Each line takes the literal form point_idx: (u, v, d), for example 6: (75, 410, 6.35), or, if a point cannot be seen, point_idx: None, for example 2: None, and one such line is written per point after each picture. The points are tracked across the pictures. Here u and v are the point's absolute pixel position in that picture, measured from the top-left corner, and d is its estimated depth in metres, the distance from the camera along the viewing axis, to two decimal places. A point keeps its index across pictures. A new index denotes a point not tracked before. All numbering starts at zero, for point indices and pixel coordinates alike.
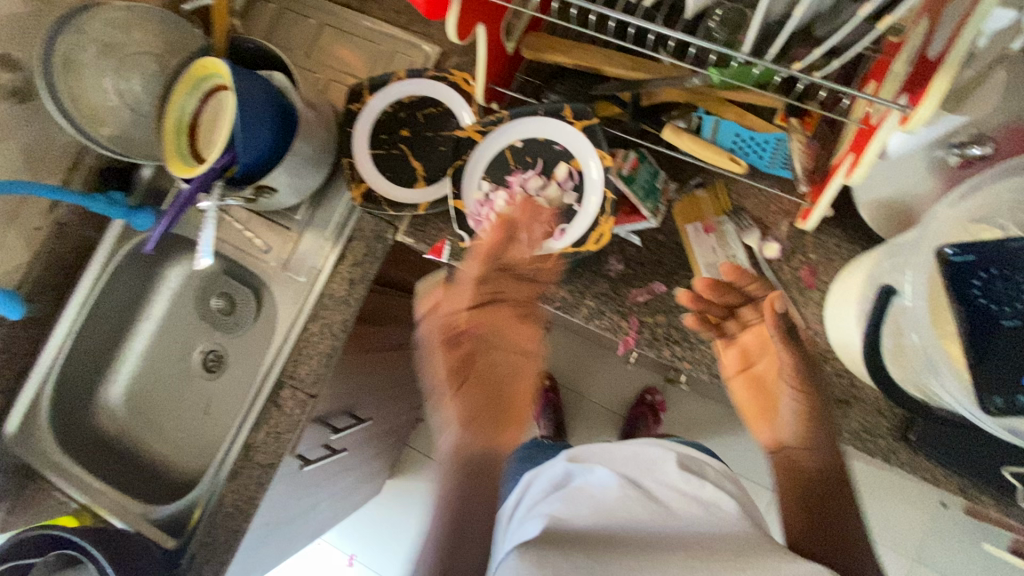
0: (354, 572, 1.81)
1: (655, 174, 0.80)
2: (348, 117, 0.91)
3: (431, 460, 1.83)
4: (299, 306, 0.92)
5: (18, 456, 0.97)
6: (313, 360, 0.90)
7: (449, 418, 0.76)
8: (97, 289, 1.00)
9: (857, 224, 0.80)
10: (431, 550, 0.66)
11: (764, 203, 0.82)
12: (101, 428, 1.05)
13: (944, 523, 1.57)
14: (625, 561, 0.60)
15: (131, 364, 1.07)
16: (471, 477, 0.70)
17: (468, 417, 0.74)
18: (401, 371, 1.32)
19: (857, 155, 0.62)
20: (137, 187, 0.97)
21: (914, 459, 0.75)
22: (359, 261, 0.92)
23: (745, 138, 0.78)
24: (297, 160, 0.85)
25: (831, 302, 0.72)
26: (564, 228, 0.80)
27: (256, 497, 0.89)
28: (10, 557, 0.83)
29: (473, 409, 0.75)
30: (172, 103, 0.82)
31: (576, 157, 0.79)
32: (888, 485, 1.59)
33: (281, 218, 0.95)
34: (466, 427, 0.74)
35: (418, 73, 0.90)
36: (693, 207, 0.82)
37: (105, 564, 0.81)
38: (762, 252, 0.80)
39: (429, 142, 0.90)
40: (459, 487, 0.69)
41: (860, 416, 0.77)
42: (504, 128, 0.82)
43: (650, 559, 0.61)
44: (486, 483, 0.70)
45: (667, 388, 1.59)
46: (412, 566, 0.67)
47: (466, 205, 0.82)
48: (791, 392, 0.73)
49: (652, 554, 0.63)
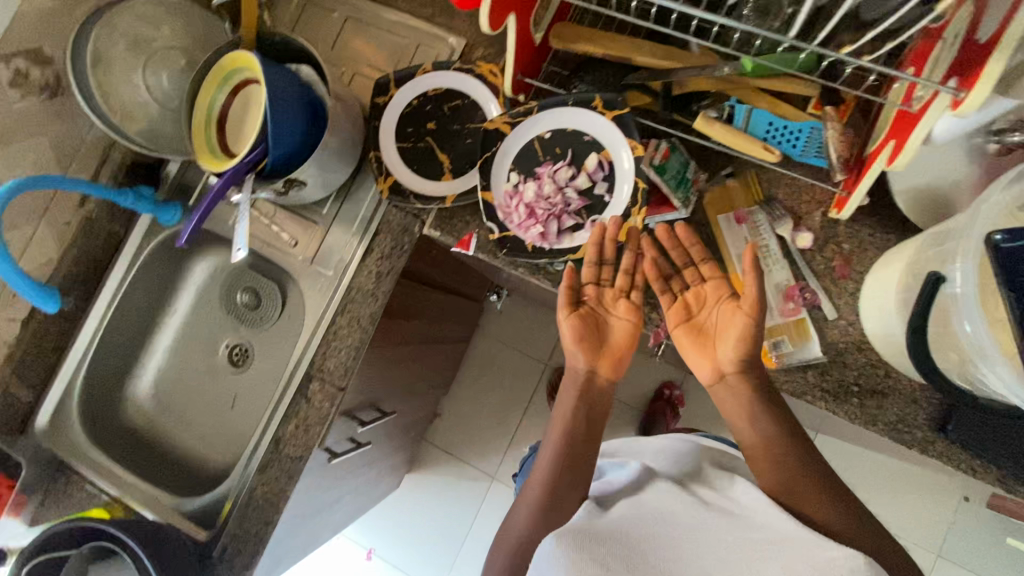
0: (372, 566, 1.82)
1: (686, 163, 0.79)
2: (375, 110, 0.91)
3: (449, 455, 1.83)
4: (328, 299, 0.93)
5: (50, 450, 0.98)
6: (342, 353, 0.91)
7: (567, 388, 0.78)
8: (126, 283, 1.01)
9: (892, 213, 0.79)
10: (530, 499, 0.71)
11: (796, 192, 0.81)
12: (130, 421, 1.06)
13: (967, 518, 1.55)
14: (658, 552, 0.60)
15: (159, 359, 1.08)
16: (578, 458, 0.72)
17: (585, 394, 0.77)
18: (421, 365, 1.33)
19: (899, 141, 0.61)
20: (164, 182, 0.98)
21: (952, 450, 0.74)
22: (386, 254, 0.92)
23: (777, 126, 0.77)
24: (326, 153, 0.85)
25: (867, 291, 0.72)
26: (595, 219, 0.79)
27: (285, 489, 0.89)
28: (45, 549, 0.83)
29: (589, 390, 0.77)
30: (202, 98, 0.83)
31: (606, 147, 0.79)
32: (910, 479, 1.58)
33: (307, 212, 0.95)
34: (582, 404, 0.76)
35: (445, 65, 0.90)
36: (724, 197, 0.82)
37: (140, 556, 0.81)
38: (794, 243, 0.80)
39: (456, 134, 0.90)
40: (568, 456, 0.72)
41: (896, 408, 0.76)
42: (533, 120, 0.81)
43: (681, 548, 0.60)
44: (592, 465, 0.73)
45: (686, 382, 1.58)
46: (509, 513, 0.72)
47: (495, 197, 0.82)
48: (742, 314, 0.69)
49: (682, 539, 0.61)
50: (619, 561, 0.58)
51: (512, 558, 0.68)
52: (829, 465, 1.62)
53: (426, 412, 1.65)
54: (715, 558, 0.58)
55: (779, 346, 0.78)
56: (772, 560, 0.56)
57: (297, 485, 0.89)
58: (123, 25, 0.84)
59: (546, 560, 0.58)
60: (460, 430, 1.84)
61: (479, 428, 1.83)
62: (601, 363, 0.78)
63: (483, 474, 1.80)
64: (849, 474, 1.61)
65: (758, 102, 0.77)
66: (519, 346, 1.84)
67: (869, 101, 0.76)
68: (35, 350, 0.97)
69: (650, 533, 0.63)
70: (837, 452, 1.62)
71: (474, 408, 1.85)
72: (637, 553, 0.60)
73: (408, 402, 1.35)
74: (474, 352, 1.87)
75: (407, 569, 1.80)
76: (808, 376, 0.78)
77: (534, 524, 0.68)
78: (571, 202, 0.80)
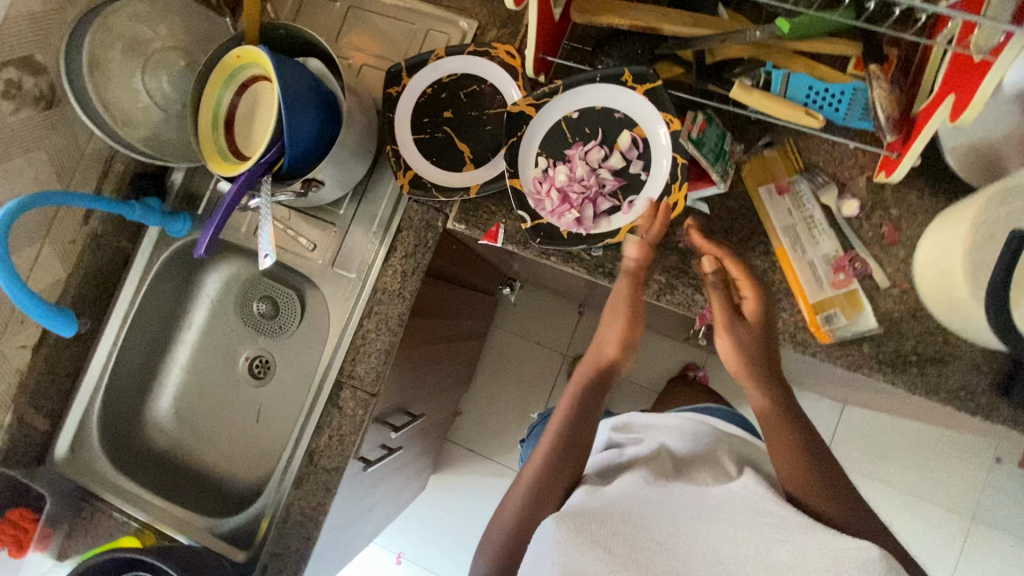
0: (403, 570, 1.80)
1: (722, 135, 0.76)
2: (389, 102, 0.87)
3: (473, 452, 1.80)
4: (352, 303, 0.89)
5: (73, 479, 0.94)
6: (371, 358, 0.87)
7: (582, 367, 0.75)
8: (138, 299, 0.97)
9: (940, 173, 0.75)
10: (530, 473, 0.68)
11: (837, 159, 0.78)
12: (151, 443, 1.02)
13: (1000, 479, 1.53)
14: (664, 529, 0.55)
15: (177, 376, 1.04)
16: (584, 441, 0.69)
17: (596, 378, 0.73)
18: (442, 362, 1.29)
19: (961, 96, 0.58)
20: (170, 192, 0.94)
21: (1018, 414, 0.71)
22: (410, 252, 0.88)
23: (817, 90, 0.74)
24: (343, 149, 0.80)
25: (927, 256, 0.69)
26: (632, 200, 0.76)
27: (324, 503, 0.86)
28: None
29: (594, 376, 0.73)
30: (206, 98, 0.79)
31: (638, 124, 0.75)
32: (940, 445, 1.56)
33: (324, 213, 0.91)
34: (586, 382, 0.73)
35: (459, 49, 0.86)
36: (764, 168, 0.79)
37: None
38: (840, 211, 0.77)
39: (475, 121, 0.86)
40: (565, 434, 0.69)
41: (957, 374, 0.73)
42: (559, 99, 0.77)
43: (688, 526, 0.56)
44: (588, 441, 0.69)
45: (710, 361, 1.55)
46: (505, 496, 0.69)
47: (524, 183, 0.78)
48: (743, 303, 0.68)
49: (689, 517, 0.57)
50: (620, 543, 0.54)
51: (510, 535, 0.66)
52: (858, 436, 1.60)
53: (447, 411, 1.62)
54: (722, 536, 0.54)
55: (831, 320, 0.74)
56: (783, 543, 0.52)
57: (335, 498, 0.86)
58: (117, 27, 0.80)
59: (546, 544, 0.54)
60: (482, 427, 1.81)
61: (501, 424, 1.81)
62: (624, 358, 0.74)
63: (509, 469, 1.78)
64: (879, 444, 1.59)
65: (794, 67, 0.75)
66: (536, 338, 1.82)
67: (910, 59, 0.73)
68: (49, 375, 0.93)
69: (654, 509, 0.58)
70: (865, 422, 1.60)
71: (494, 403, 1.82)
72: (641, 530, 0.55)
73: (431, 404, 1.32)
74: (491, 347, 1.84)
75: (439, 570, 1.78)
76: (864, 350, 0.75)
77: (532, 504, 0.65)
78: (605, 183, 0.76)
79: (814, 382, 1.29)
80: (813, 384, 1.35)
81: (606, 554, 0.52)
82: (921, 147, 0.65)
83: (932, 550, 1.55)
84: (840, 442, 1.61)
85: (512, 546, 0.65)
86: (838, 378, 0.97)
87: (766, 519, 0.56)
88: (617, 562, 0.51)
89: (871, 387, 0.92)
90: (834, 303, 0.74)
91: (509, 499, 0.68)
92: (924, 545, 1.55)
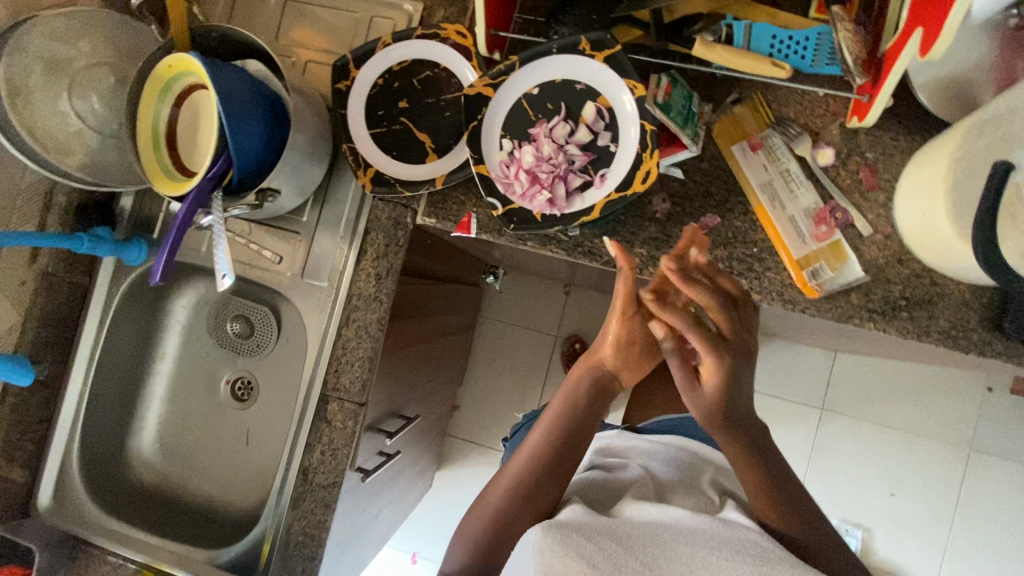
0: (419, 569, 1.79)
1: (689, 96, 0.73)
2: (339, 98, 0.83)
3: (475, 444, 1.79)
4: (327, 313, 0.85)
5: (61, 527, 0.90)
6: (355, 367, 0.84)
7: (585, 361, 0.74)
8: (105, 333, 0.92)
9: (912, 111, 0.74)
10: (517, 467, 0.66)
11: (808, 108, 0.76)
12: (139, 480, 0.98)
13: (993, 408, 1.56)
14: (650, 550, 0.54)
15: (157, 408, 1.00)
16: (577, 446, 0.68)
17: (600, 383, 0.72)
18: (432, 360, 1.26)
19: (929, 28, 0.55)
20: (122, 219, 0.90)
21: (1010, 347, 0.71)
22: (381, 254, 0.84)
23: (782, 39, 0.71)
24: (295, 153, 0.76)
25: (908, 196, 0.67)
26: (603, 173, 0.73)
27: (324, 520, 0.83)
28: None
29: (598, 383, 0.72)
30: (143, 114, 0.74)
31: (602, 93, 0.72)
32: (933, 381, 1.58)
33: (288, 223, 0.87)
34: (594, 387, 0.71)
35: (407, 34, 0.82)
36: (734, 126, 0.77)
37: None
38: (816, 161, 0.75)
39: (433, 109, 0.82)
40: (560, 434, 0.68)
41: (947, 314, 0.72)
42: (517, 76, 0.74)
43: (672, 549, 0.54)
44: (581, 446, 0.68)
45: None
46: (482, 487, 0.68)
47: (490, 168, 0.75)
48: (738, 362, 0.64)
49: (673, 540, 0.56)
50: (605, 558, 0.52)
51: (487, 531, 0.64)
52: (852, 381, 1.62)
53: (445, 407, 1.61)
54: (707, 563, 0.53)
55: (818, 273, 0.73)
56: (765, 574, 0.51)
57: (335, 513, 0.84)
58: (35, 47, 0.74)
59: (531, 553, 0.53)
60: (482, 418, 1.80)
61: (500, 412, 1.80)
62: (626, 373, 0.73)
63: None
64: (874, 386, 1.61)
65: (754, 18, 0.72)
66: (524, 323, 1.81)
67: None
68: (19, 425, 0.89)
69: (640, 531, 0.58)
70: (857, 367, 1.62)
71: (491, 393, 1.81)
72: (628, 549, 0.54)
73: (426, 404, 1.30)
74: (481, 337, 1.82)
75: None
76: (852, 299, 0.73)
77: (517, 500, 0.64)
78: (574, 159, 0.73)
79: (805, 335, 1.29)
80: (805, 336, 1.35)
81: (591, 568, 0.50)
82: (892, 87, 0.63)
83: (933, 483, 1.58)
84: (836, 389, 1.62)
85: (491, 543, 0.63)
86: (829, 329, 0.97)
87: (748, 550, 0.55)
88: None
89: (862, 335, 0.92)
90: (818, 258, 0.73)
91: (491, 490, 0.67)
92: (924, 479, 1.58)
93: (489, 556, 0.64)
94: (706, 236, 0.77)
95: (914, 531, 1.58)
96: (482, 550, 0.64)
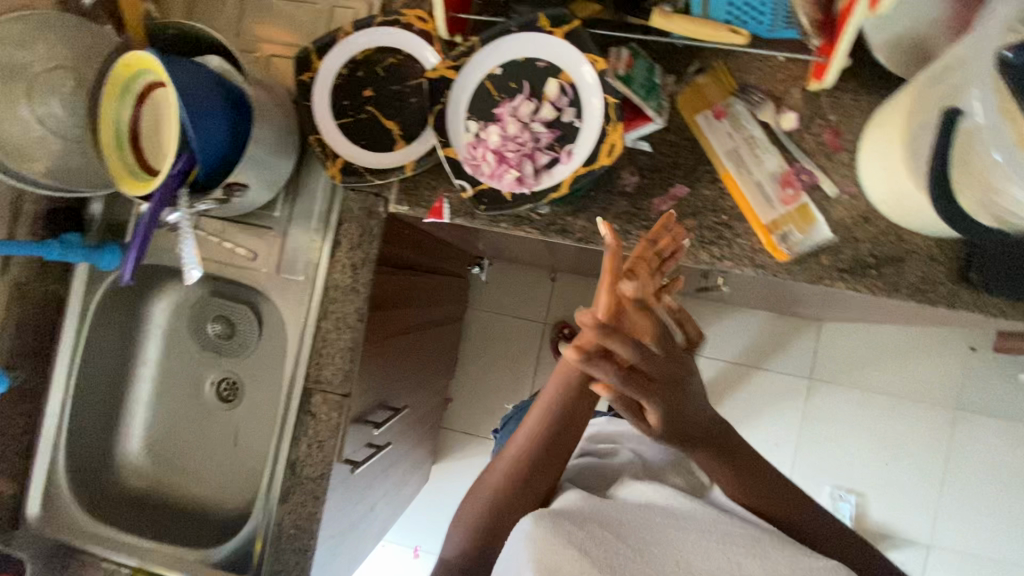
0: (422, 562, 1.80)
1: (651, 69, 0.75)
2: (304, 90, 0.83)
3: (470, 435, 1.80)
4: (305, 307, 0.85)
5: (52, 537, 0.90)
6: (336, 359, 0.84)
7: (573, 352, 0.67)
8: (84, 341, 0.92)
9: (871, 71, 0.75)
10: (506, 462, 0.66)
11: (769, 74, 0.76)
12: (129, 487, 0.98)
13: (977, 366, 1.58)
14: (641, 537, 0.54)
15: (144, 413, 1.00)
16: (564, 441, 0.67)
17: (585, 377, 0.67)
18: (420, 352, 1.27)
19: None
20: (92, 224, 0.89)
21: (978, 297, 0.72)
22: (356, 244, 0.84)
23: (738, 4, 0.71)
24: (262, 147, 0.76)
25: (868, 153, 0.68)
26: (570, 149, 0.73)
27: (315, 512, 0.84)
28: None
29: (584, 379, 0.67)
30: (103, 114, 0.73)
31: (564, 70, 0.72)
32: (917, 344, 1.61)
33: (261, 219, 0.87)
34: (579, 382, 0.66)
35: (367, 22, 0.81)
36: (698, 96, 0.77)
37: None
38: (779, 126, 0.75)
39: (398, 96, 0.82)
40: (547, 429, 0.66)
41: (915, 269, 0.73)
42: (479, 57, 0.74)
43: (659, 535, 0.55)
44: (569, 438, 0.67)
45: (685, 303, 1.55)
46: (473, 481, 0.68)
47: (457, 151, 0.75)
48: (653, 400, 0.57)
49: (665, 527, 0.56)
50: (598, 546, 0.51)
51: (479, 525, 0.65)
52: (839, 350, 1.64)
53: (437, 400, 1.61)
54: (694, 546, 0.53)
55: (788, 237, 0.74)
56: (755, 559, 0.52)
57: (326, 505, 0.84)
58: None
59: (524, 542, 0.52)
60: (475, 409, 1.81)
61: (493, 402, 1.80)
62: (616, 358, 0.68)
63: None
64: (861, 352, 1.62)
65: None
66: (512, 312, 1.81)
67: None
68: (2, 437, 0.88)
69: (632, 516, 0.58)
70: (842, 334, 1.63)
71: (483, 383, 1.81)
72: (620, 537, 0.54)
73: (416, 396, 1.30)
74: (471, 329, 1.82)
75: None
76: (822, 261, 0.74)
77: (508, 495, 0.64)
78: (540, 137, 0.73)
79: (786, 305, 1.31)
80: (787, 306, 1.37)
81: (584, 556, 0.50)
82: (846, 46, 0.64)
83: (922, 445, 1.60)
84: (823, 358, 1.64)
85: (483, 536, 0.64)
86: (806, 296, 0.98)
87: (737, 534, 0.55)
88: (596, 563, 0.49)
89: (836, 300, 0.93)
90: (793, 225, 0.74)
91: (483, 481, 0.67)
92: (913, 442, 1.60)
93: (484, 547, 0.65)
94: (676, 207, 0.77)
95: (906, 494, 1.60)
96: (476, 543, 0.65)
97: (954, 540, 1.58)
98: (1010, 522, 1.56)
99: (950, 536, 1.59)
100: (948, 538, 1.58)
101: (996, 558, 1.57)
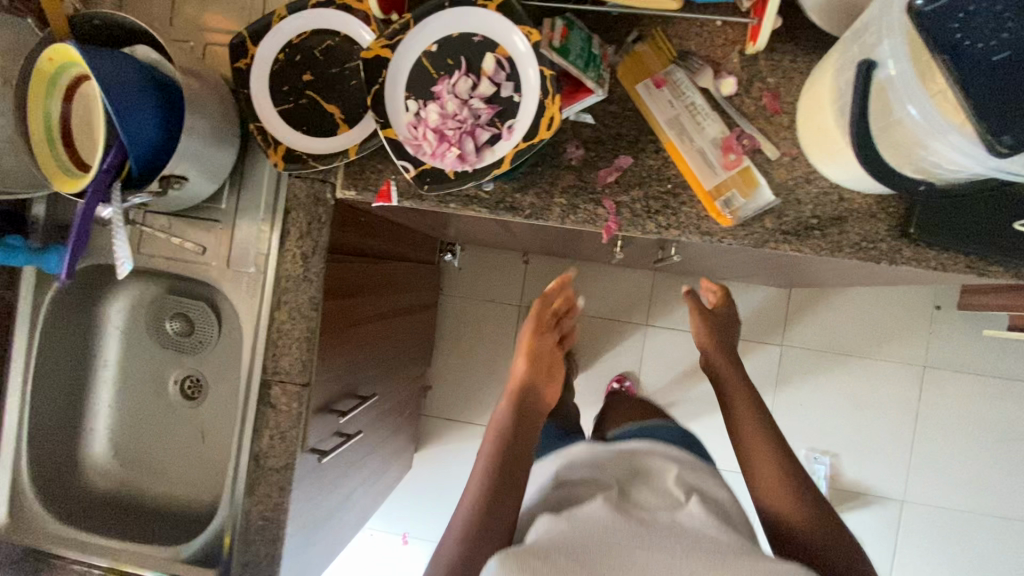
0: (411, 548, 1.81)
1: (589, 39, 0.72)
2: (241, 77, 0.81)
3: (452, 421, 1.81)
4: (259, 299, 0.85)
5: (19, 544, 0.89)
6: (293, 349, 0.84)
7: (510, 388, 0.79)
8: (37, 345, 0.90)
9: (808, 32, 0.75)
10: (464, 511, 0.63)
11: (707, 39, 0.76)
12: (97, 490, 0.97)
13: (943, 323, 1.62)
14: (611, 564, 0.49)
15: (108, 416, 1.00)
16: (514, 477, 0.66)
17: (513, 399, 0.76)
18: (390, 339, 1.26)
19: None
20: (35, 226, 0.87)
21: (918, 251, 0.73)
22: (305, 233, 0.83)
23: None
24: (198, 137, 0.75)
25: (803, 114, 0.68)
26: (511, 124, 0.72)
27: (282, 502, 0.84)
28: None
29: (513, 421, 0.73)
30: (30, 111, 0.71)
31: (500, 43, 0.72)
32: (884, 304, 1.63)
33: (208, 212, 0.86)
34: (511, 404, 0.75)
35: (301, 4, 0.80)
36: (638, 65, 0.77)
37: None
38: (719, 92, 0.75)
39: (338, 79, 0.81)
40: (495, 468, 0.66)
41: (857, 227, 0.74)
42: (413, 34, 0.73)
43: (627, 555, 0.50)
44: (517, 476, 0.67)
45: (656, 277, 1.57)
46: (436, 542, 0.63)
47: (397, 132, 0.73)
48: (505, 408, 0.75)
49: (635, 547, 0.51)
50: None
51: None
52: (809, 316, 1.66)
53: (414, 388, 1.62)
54: (663, 564, 0.49)
55: (731, 202, 0.74)
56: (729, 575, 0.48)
57: (293, 494, 0.84)
58: None
59: None
60: (456, 394, 1.82)
61: (473, 387, 1.81)
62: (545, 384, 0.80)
63: None
64: (830, 317, 1.65)
65: None
66: (487, 296, 1.81)
67: None
68: None
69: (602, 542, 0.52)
70: (811, 299, 1.66)
71: (462, 368, 1.82)
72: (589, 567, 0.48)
73: (389, 384, 1.30)
74: (446, 315, 1.82)
75: None
76: (766, 224, 0.75)
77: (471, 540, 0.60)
78: (479, 113, 0.72)
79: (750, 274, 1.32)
80: (753, 273, 1.38)
81: None
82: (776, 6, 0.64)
83: (892, 403, 1.64)
84: (794, 325, 1.66)
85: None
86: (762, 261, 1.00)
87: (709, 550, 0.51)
88: None
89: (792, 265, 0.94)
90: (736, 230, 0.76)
91: (447, 534, 0.63)
92: (884, 401, 1.64)
93: None
94: (622, 178, 0.77)
95: (879, 452, 1.64)
96: None
97: (925, 494, 1.62)
98: (978, 473, 1.61)
99: (922, 490, 1.63)
100: (921, 491, 1.63)
101: (966, 509, 1.62)
